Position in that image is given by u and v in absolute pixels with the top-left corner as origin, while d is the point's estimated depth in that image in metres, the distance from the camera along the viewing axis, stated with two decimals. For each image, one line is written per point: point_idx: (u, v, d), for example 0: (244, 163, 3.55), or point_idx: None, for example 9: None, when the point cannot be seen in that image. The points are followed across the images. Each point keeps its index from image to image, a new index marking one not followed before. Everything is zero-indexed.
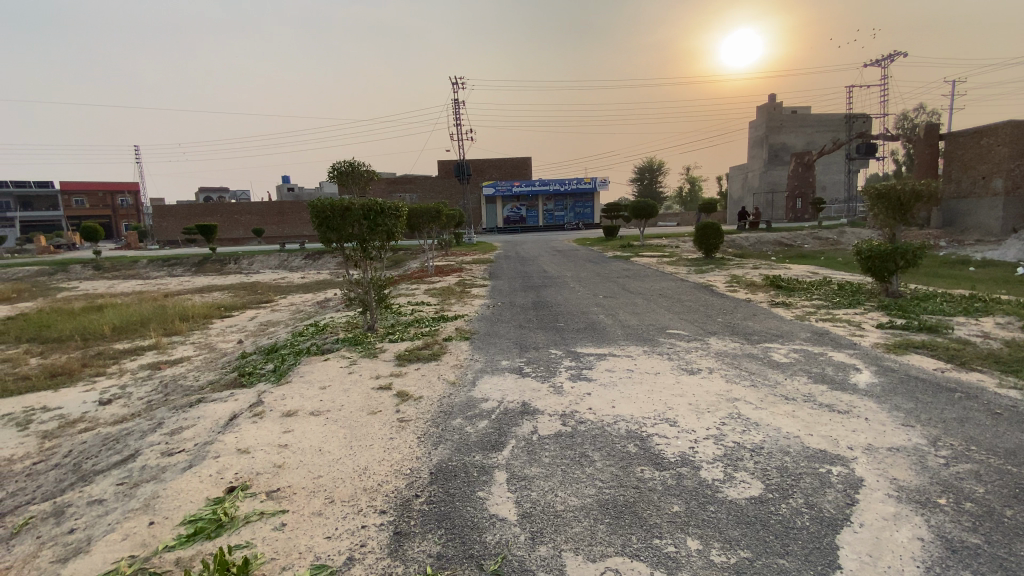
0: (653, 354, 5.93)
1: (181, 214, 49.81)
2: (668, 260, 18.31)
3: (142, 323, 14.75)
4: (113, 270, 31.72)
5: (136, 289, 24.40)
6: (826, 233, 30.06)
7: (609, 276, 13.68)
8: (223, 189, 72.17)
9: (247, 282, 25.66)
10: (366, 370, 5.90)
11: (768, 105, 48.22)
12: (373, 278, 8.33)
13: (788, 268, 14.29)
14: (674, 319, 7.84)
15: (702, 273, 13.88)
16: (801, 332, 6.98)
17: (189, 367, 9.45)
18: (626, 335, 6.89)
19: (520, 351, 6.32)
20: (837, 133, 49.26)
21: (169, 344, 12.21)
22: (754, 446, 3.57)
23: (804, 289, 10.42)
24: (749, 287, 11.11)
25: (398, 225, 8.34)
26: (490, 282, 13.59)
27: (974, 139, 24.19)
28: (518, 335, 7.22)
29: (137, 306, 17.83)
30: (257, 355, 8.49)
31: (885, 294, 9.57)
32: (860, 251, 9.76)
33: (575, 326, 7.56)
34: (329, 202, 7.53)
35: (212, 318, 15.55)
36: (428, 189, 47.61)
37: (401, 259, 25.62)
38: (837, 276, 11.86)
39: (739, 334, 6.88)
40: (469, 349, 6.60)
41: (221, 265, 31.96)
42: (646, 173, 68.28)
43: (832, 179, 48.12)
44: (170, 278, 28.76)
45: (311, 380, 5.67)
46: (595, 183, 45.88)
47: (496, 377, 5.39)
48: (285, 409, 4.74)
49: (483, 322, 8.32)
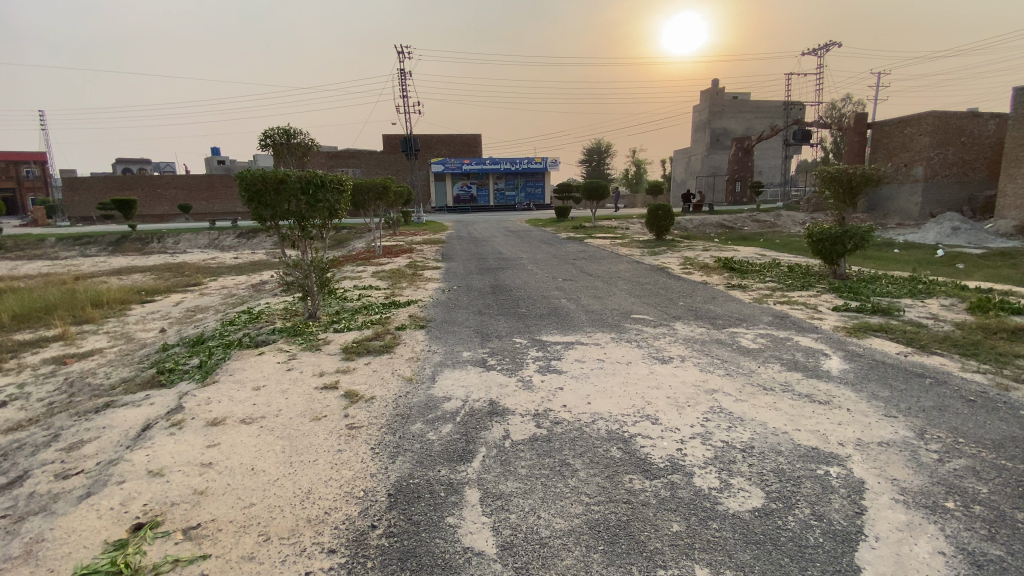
0: (621, 342, 5.61)
1: (96, 187, 45.16)
2: (621, 241, 18.28)
3: (45, 310, 13.02)
4: (13, 249, 28.26)
5: (41, 271, 21.76)
6: (764, 216, 31.29)
7: (566, 258, 13.39)
8: (145, 161, 66.31)
9: (172, 263, 23.50)
10: (307, 367, 5.23)
11: (712, 90, 49.42)
12: (314, 260, 7.56)
13: (736, 250, 14.54)
14: (637, 303, 7.59)
15: (655, 255, 13.86)
16: (762, 315, 6.91)
17: (100, 362, 8.30)
18: (591, 322, 6.55)
19: (481, 341, 5.83)
20: (774, 120, 51.30)
21: (78, 335, 10.77)
22: (745, 446, 3.30)
23: (757, 271, 10.51)
24: (703, 269, 11.13)
25: (342, 201, 7.58)
26: (442, 264, 12.96)
27: (898, 128, 25.79)
28: (476, 322, 6.72)
29: (41, 291, 15.80)
30: (180, 348, 7.52)
31: (833, 276, 9.79)
32: (811, 234, 9.89)
33: (537, 312, 7.17)
34: (260, 173, 6.71)
35: (131, 305, 13.98)
36: (373, 165, 45.59)
37: (345, 239, 24.31)
38: (785, 259, 12.11)
39: (704, 318, 6.70)
40: (425, 339, 6.06)
41: (143, 245, 29.19)
42: (594, 154, 68.75)
43: (769, 164, 50.22)
44: (83, 259, 25.96)
45: (244, 379, 4.95)
46: (546, 163, 45.55)
47: (456, 372, 4.89)
48: (210, 416, 4.06)
49: (439, 308, 7.76)
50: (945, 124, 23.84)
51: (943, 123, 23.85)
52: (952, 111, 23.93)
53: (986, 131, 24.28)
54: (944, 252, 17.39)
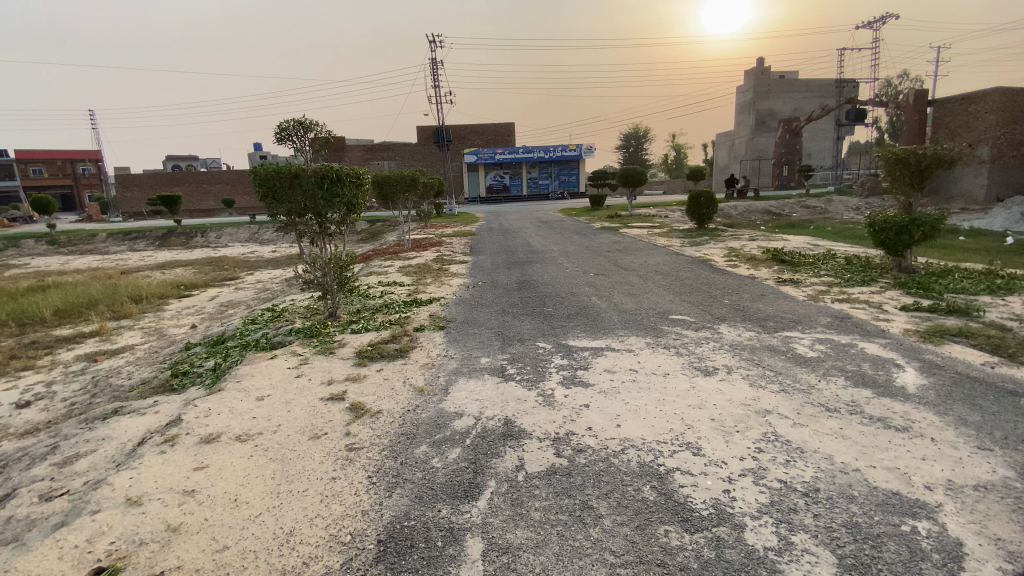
0: (657, 348, 5.03)
1: (146, 183, 47.11)
2: (658, 231, 17.43)
3: (88, 305, 13.40)
4: (70, 245, 29.73)
5: (92, 266, 22.70)
6: (814, 201, 29.45)
7: (599, 251, 12.76)
8: (191, 157, 68.82)
9: (213, 257, 24.12)
10: (316, 374, 4.88)
11: (757, 69, 46.92)
12: (332, 257, 7.25)
13: (784, 239, 13.52)
14: (676, 302, 6.93)
15: (696, 246, 13.02)
16: (819, 316, 6.15)
17: (127, 360, 8.32)
18: (625, 323, 5.96)
19: (502, 346, 5.36)
20: (824, 99, 48.26)
21: (115, 330, 10.98)
22: (807, 489, 2.73)
23: (809, 263, 9.61)
24: (749, 261, 10.29)
25: (360, 196, 7.22)
26: (470, 257, 12.58)
27: (961, 106, 23.63)
28: (499, 324, 6.26)
29: (87, 286, 16.36)
30: (201, 348, 7.40)
31: (897, 270, 8.81)
32: (872, 222, 8.91)
33: (565, 312, 6.66)
34: (273, 168, 6.49)
35: (168, 299, 14.25)
36: (407, 157, 45.64)
37: (378, 232, 24.32)
38: (841, 249, 11.09)
39: (752, 320, 6.00)
40: (443, 342, 5.66)
41: (187, 239, 30.19)
42: (631, 139, 66.81)
43: (819, 146, 47.39)
44: (131, 253, 27.03)
45: (248, 387, 4.66)
46: (580, 150, 44.51)
47: (472, 383, 4.45)
48: (205, 433, 3.79)
49: (461, 307, 7.35)
50: (1012, 102, 21.74)
51: (1010, 101, 21.76)
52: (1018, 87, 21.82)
53: None
54: (1018, 240, 15.73)
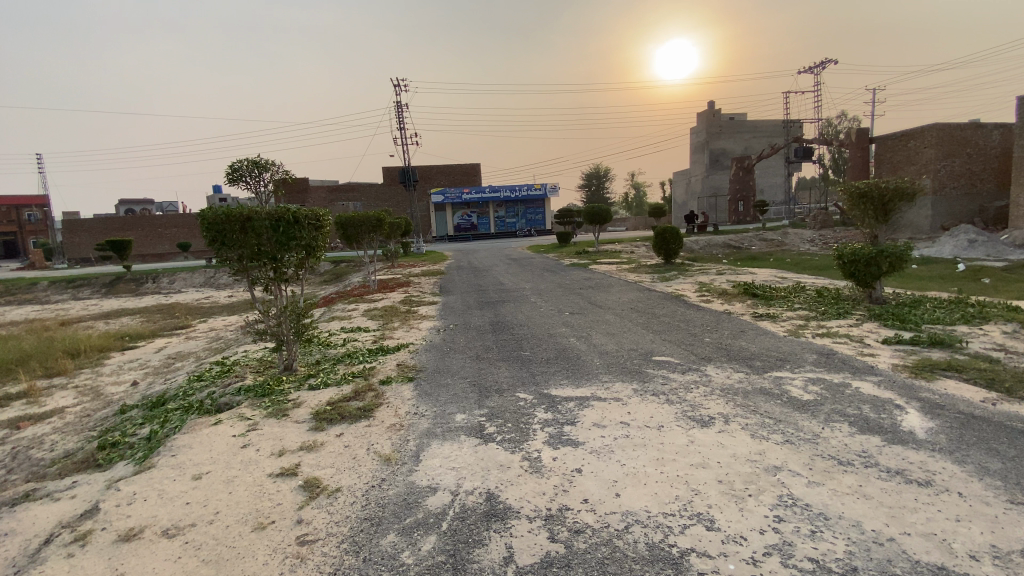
0: (646, 395, 4.66)
1: (97, 228, 44.98)
2: (627, 267, 17.48)
3: (17, 362, 12.13)
4: (5, 295, 27.63)
5: (29, 317, 21.00)
6: (771, 234, 30.48)
7: (571, 288, 12.54)
8: (146, 201, 66.66)
9: (165, 304, 22.79)
10: (267, 443, 4.27)
11: (709, 111, 49.50)
12: (289, 305, 6.68)
13: (752, 272, 13.67)
14: (658, 342, 6.64)
15: (667, 281, 12.98)
16: (805, 353, 5.96)
17: (52, 426, 7.34)
18: (607, 367, 5.59)
19: (478, 399, 4.88)
20: (772, 138, 51.02)
21: (44, 390, 9.85)
22: (845, 570, 2.35)
23: (782, 296, 9.58)
24: (722, 295, 10.21)
25: (320, 239, 6.77)
26: (440, 298, 12.13)
27: (901, 142, 25.21)
28: (474, 372, 5.79)
29: (19, 339, 14.98)
30: (138, 410, 6.58)
31: (868, 301, 8.85)
32: (841, 254, 9.01)
33: (543, 356, 6.27)
34: (222, 211, 5.95)
35: (111, 353, 13.09)
36: (372, 198, 45.35)
37: (342, 273, 23.61)
38: (809, 281, 11.19)
39: (738, 359, 5.73)
40: (412, 397, 5.13)
41: (137, 286, 28.53)
42: (593, 178, 68.76)
43: (770, 182, 49.75)
44: (74, 302, 25.27)
45: (185, 463, 4.00)
46: (546, 188, 45.38)
47: (447, 446, 3.94)
48: (126, 526, 3.15)
49: (432, 353, 6.85)
50: (950, 137, 23.10)
51: (948, 136, 23.12)
52: (956, 123, 23.15)
53: (993, 141, 23.41)
54: (966, 266, 16.45)
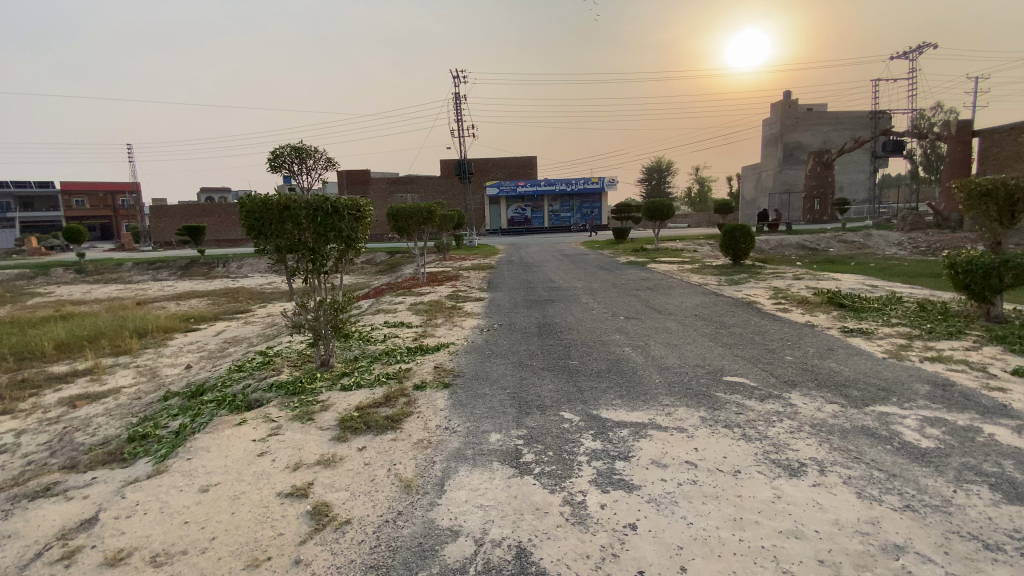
0: (716, 428, 3.93)
1: (179, 213, 48.22)
2: (690, 267, 16.31)
3: (92, 339, 12.84)
4: (95, 274, 29.99)
5: (112, 296, 22.57)
6: (852, 236, 27.85)
7: (628, 288, 11.69)
8: (224, 189, 71.23)
9: (231, 288, 23.84)
10: (284, 452, 3.89)
11: (784, 102, 46.16)
12: (327, 299, 6.35)
13: (833, 278, 12.26)
14: (728, 358, 5.78)
15: (736, 284, 11.85)
16: (913, 383, 4.95)
17: (104, 407, 7.49)
18: (669, 387, 4.84)
19: (517, 416, 4.31)
20: (855, 131, 46.88)
21: (107, 369, 10.26)
22: None
23: (875, 309, 8.35)
24: (801, 304, 9.08)
25: (361, 230, 6.35)
26: (487, 294, 11.64)
27: (1012, 135, 22.21)
28: (515, 381, 5.22)
29: (97, 317, 15.92)
30: (177, 399, 6.51)
31: (984, 319, 7.46)
32: (953, 263, 7.67)
33: (593, 367, 5.61)
34: (261, 199, 5.68)
35: (174, 334, 13.62)
36: (430, 189, 45.76)
37: (396, 264, 23.80)
38: (906, 293, 9.76)
39: (830, 386, 4.83)
40: (445, 408, 4.63)
41: (209, 270, 30.17)
42: (654, 173, 66.12)
43: (851, 179, 45.83)
44: (153, 283, 27.03)
45: (196, 471, 3.69)
46: (603, 182, 44.13)
47: (476, 474, 3.40)
48: (116, 548, 2.83)
49: (472, 356, 6.36)
50: None
51: None
52: None
53: None
54: None
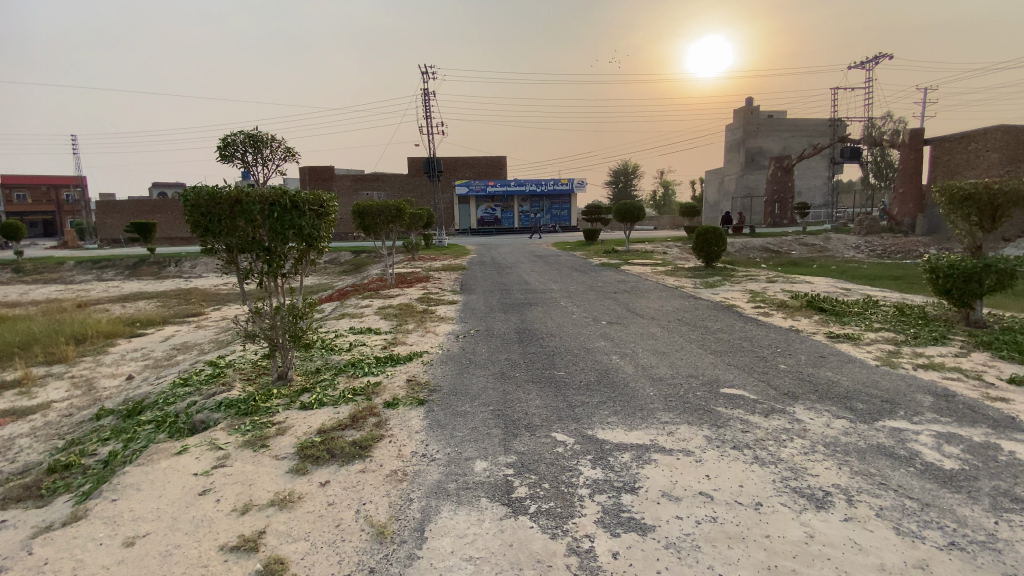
0: (725, 450, 3.56)
1: (129, 210, 45.52)
2: (663, 269, 16.20)
3: (20, 346, 11.59)
4: (32, 273, 27.79)
5: (49, 297, 20.82)
6: (812, 238, 28.59)
7: (605, 291, 11.38)
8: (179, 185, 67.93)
9: (184, 289, 22.41)
10: (233, 491, 3.28)
11: (747, 108, 47.29)
12: (285, 305, 5.69)
13: (806, 281, 12.30)
14: (721, 367, 5.46)
15: (712, 287, 11.69)
16: (914, 394, 4.73)
17: (28, 426, 6.58)
18: (665, 402, 4.46)
19: (503, 439, 3.83)
20: (813, 138, 48.50)
21: (36, 380, 9.18)
22: None
23: (856, 313, 8.28)
24: (782, 308, 8.94)
25: (323, 228, 5.73)
26: (460, 296, 11.12)
27: (961, 144, 23.17)
28: (498, 397, 4.74)
29: (30, 321, 14.50)
30: (111, 418, 5.70)
31: (964, 323, 7.46)
32: (934, 267, 7.65)
33: (581, 378, 5.18)
34: (207, 191, 5.00)
35: (117, 340, 12.47)
36: (397, 187, 44.69)
37: (362, 264, 22.89)
38: (881, 296, 9.79)
39: (832, 399, 4.55)
40: (419, 430, 4.10)
41: (160, 269, 28.39)
42: (621, 175, 66.82)
43: (809, 183, 47.36)
44: (97, 283, 25.17)
45: (120, 517, 3.04)
46: (573, 183, 44.15)
47: (461, 515, 2.90)
48: None
49: (449, 366, 5.84)
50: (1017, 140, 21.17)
51: (1015, 139, 21.20)
52: None
53: None
54: None
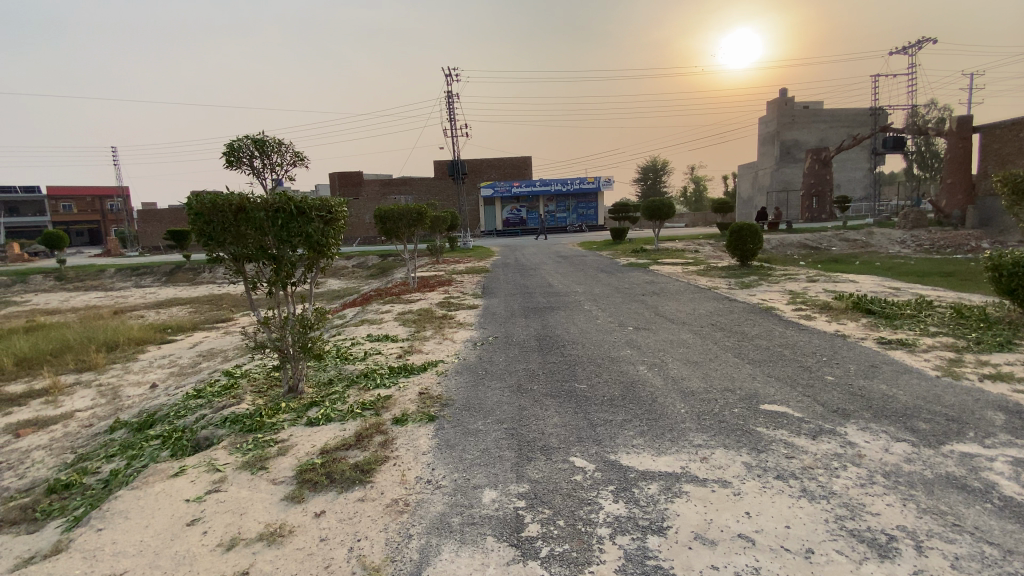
0: (767, 481, 3.13)
1: (168, 218, 47.22)
2: (694, 268, 15.56)
3: (56, 354, 11.90)
4: (76, 280, 28.99)
5: (90, 304, 21.58)
6: (853, 233, 27.22)
7: (632, 293, 10.89)
8: None
9: (215, 294, 22.92)
10: (221, 522, 3.04)
11: (780, 99, 45.63)
12: (294, 316, 5.48)
13: (849, 279, 11.52)
14: (760, 379, 4.97)
15: (747, 288, 11.06)
16: (985, 411, 4.15)
17: (49, 437, 6.60)
18: (698, 421, 4.03)
19: (517, 464, 3.48)
20: (852, 128, 46.41)
21: (66, 388, 9.32)
22: None
23: (908, 315, 7.60)
24: (825, 310, 8.30)
25: (332, 234, 5.51)
26: (482, 300, 10.83)
27: (1016, 130, 21.59)
28: (513, 414, 4.39)
29: (68, 329, 14.95)
30: (123, 432, 5.61)
31: None
32: (997, 265, 6.92)
33: (604, 392, 4.79)
34: (210, 198, 4.81)
35: (146, 347, 12.67)
36: (423, 190, 44.92)
37: (388, 268, 22.94)
38: (935, 296, 9.01)
39: (890, 417, 4.04)
40: (427, 451, 3.79)
41: (194, 275, 29.18)
42: (649, 172, 65.58)
43: (848, 176, 45.33)
44: (134, 289, 26.03)
45: (101, 552, 2.84)
46: (599, 182, 43.54)
47: (463, 558, 2.57)
48: None
49: (464, 378, 5.53)
50: None
51: None
52: None
53: None
54: None
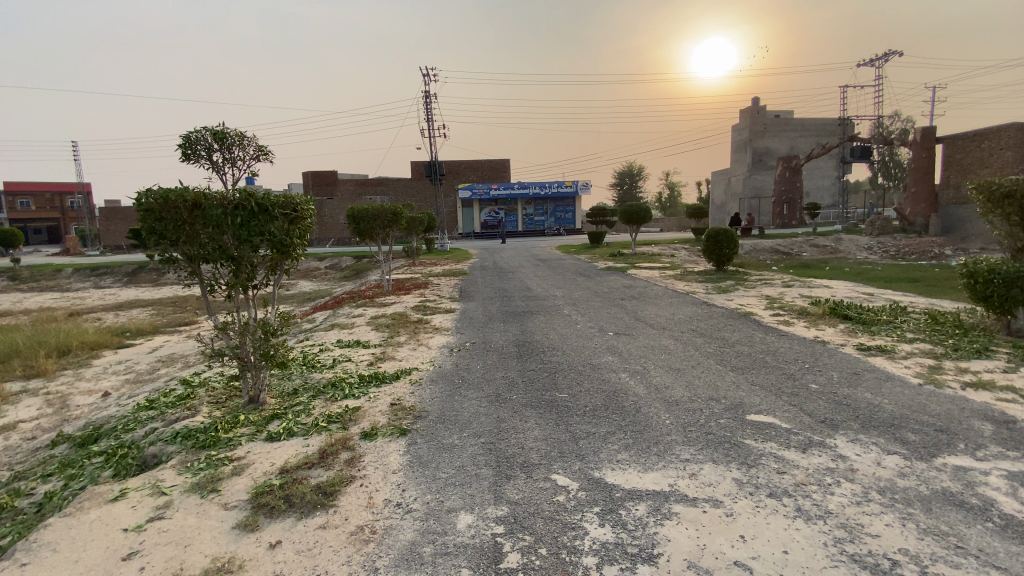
0: (762, 499, 2.95)
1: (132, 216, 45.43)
2: (671, 272, 15.55)
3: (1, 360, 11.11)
4: (29, 281, 27.50)
5: (43, 306, 20.45)
6: (823, 240, 27.85)
7: (611, 298, 10.76)
8: None
9: (181, 296, 22.02)
10: (161, 556, 2.69)
11: (753, 108, 46.62)
12: (256, 321, 5.10)
13: (824, 284, 11.62)
14: (745, 388, 4.84)
15: (725, 293, 11.03)
16: (971, 421, 4.08)
17: None
18: (685, 434, 3.84)
19: (495, 483, 3.23)
20: (821, 138, 47.71)
21: (8, 397, 8.65)
22: None
23: (884, 321, 7.61)
24: (804, 316, 8.27)
25: (298, 235, 5.17)
26: (458, 304, 10.55)
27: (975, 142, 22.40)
28: (491, 426, 4.13)
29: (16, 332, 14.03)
30: (66, 448, 5.14)
31: (1006, 332, 6.76)
32: (971, 272, 6.96)
33: (586, 402, 4.57)
34: (162, 194, 4.42)
35: (102, 352, 11.94)
36: (399, 191, 44.29)
37: (362, 269, 22.39)
38: (908, 302, 9.10)
39: (878, 428, 3.92)
40: (397, 469, 3.50)
41: (158, 276, 28.02)
42: (625, 177, 66.22)
43: (817, 184, 46.56)
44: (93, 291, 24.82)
45: None
46: (576, 186, 43.77)
47: None
48: None
49: (438, 386, 5.25)
50: None
51: None
52: None
53: None
54: None
